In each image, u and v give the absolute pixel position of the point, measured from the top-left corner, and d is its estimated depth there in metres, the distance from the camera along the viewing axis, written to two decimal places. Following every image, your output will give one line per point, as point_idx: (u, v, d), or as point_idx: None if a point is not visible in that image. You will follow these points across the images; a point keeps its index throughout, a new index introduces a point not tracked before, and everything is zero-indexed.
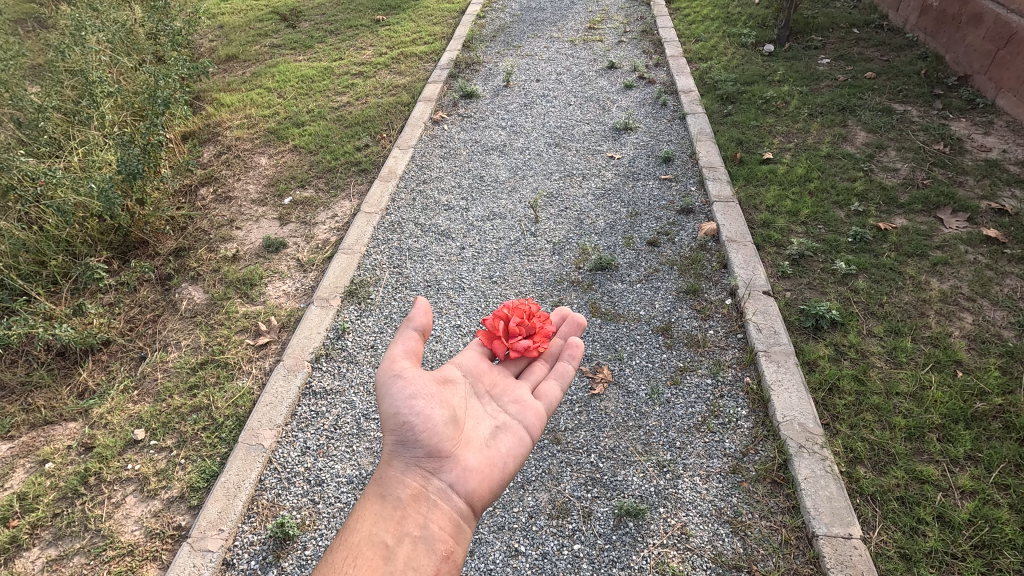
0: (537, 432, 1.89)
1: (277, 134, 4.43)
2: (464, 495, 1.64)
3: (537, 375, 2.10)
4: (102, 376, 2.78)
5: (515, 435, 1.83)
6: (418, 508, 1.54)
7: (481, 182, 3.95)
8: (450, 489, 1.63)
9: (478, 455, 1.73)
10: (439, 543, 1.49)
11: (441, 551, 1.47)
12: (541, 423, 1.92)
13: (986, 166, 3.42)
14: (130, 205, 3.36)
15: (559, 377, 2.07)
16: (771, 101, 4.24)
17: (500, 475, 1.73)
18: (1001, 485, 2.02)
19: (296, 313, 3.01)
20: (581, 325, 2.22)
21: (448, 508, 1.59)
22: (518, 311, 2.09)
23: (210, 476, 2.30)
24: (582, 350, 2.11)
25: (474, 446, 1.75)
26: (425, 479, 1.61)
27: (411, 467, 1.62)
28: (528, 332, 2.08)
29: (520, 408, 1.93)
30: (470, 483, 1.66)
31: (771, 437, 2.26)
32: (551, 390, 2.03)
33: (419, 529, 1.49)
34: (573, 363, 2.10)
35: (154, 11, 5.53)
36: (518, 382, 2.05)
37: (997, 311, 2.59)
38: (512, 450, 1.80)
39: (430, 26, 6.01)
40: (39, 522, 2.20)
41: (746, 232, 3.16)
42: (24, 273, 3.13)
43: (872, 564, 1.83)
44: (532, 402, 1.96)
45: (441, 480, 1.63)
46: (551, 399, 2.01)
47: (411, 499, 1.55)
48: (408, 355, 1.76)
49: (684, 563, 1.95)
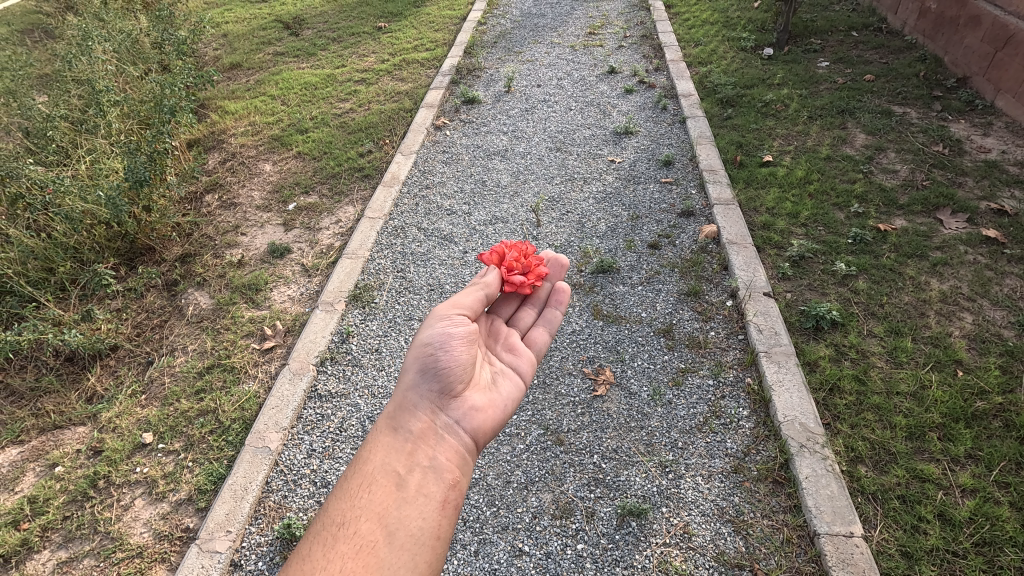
0: (530, 376, 1.97)
1: (280, 141, 4.48)
2: (470, 431, 1.68)
3: (525, 322, 2.16)
4: (111, 381, 2.81)
5: (513, 380, 1.89)
6: (428, 441, 1.58)
7: (483, 187, 3.99)
8: (456, 424, 1.66)
9: (483, 396, 1.77)
10: (447, 473, 1.54)
11: (449, 480, 1.53)
12: (533, 369, 1.99)
13: (985, 167, 3.44)
14: (137, 212, 3.42)
15: (547, 324, 2.16)
16: (770, 105, 4.28)
17: (501, 415, 1.78)
18: (1001, 484, 2.03)
19: (301, 318, 3.05)
20: (567, 266, 2.24)
21: (455, 441, 1.63)
22: (516, 248, 2.13)
23: (218, 479, 2.33)
24: (569, 297, 2.20)
25: (479, 386, 1.79)
26: (433, 414, 1.65)
27: (422, 401, 1.65)
28: (521, 270, 2.11)
29: (514, 356, 1.99)
30: (475, 421, 1.70)
31: (772, 437, 2.27)
32: (541, 337, 2.11)
33: (428, 460, 1.54)
34: (560, 310, 2.18)
35: (159, 21, 5.61)
36: (509, 329, 2.10)
37: (997, 311, 2.61)
38: (512, 393, 1.86)
39: (431, 33, 6.07)
40: (49, 525, 2.23)
41: (747, 234, 3.18)
42: (33, 280, 3.17)
43: (873, 563, 1.85)
44: (524, 350, 2.03)
45: (449, 416, 1.66)
46: (540, 345, 2.09)
47: (422, 432, 1.60)
48: (472, 307, 1.84)
49: (687, 562, 1.96)
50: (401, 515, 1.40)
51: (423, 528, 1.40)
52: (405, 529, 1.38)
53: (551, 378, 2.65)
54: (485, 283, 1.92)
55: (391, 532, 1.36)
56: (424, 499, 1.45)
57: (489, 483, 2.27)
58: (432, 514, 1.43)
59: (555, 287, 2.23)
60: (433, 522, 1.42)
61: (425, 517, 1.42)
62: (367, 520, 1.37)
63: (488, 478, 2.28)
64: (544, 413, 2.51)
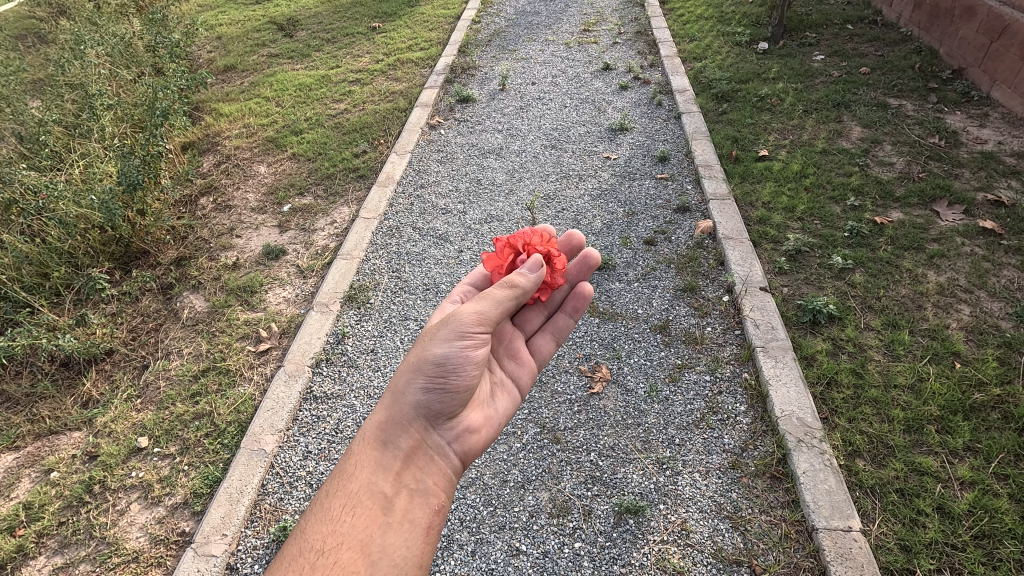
0: (527, 390, 2.03)
1: (275, 142, 4.46)
2: (459, 453, 1.72)
3: (532, 325, 2.17)
4: (106, 386, 2.80)
5: (509, 396, 1.94)
6: (417, 462, 1.61)
7: (478, 185, 3.97)
8: (447, 447, 1.69)
9: (477, 415, 1.80)
10: (432, 498, 1.58)
11: (434, 505, 1.57)
12: (531, 380, 2.06)
13: (982, 158, 3.42)
14: (132, 216, 3.40)
15: (554, 333, 2.17)
16: (766, 99, 4.26)
17: (491, 435, 1.83)
18: (1000, 475, 2.02)
19: (296, 319, 3.03)
20: (596, 266, 2.18)
21: (442, 464, 1.66)
22: (533, 248, 2.02)
23: (213, 482, 2.32)
24: (587, 305, 2.17)
25: (476, 404, 1.82)
26: (426, 433, 1.66)
27: (417, 418, 1.65)
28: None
29: (515, 365, 2.04)
30: (466, 443, 1.75)
31: (770, 432, 2.26)
32: (546, 345, 2.14)
33: (416, 483, 1.57)
34: (573, 319, 2.18)
35: (152, 23, 5.58)
36: (516, 331, 2.11)
37: (995, 302, 2.60)
38: (505, 410, 1.91)
39: (425, 32, 6.05)
40: (44, 530, 2.22)
41: (743, 229, 3.16)
42: (27, 285, 3.15)
43: (872, 557, 1.84)
44: (527, 359, 2.07)
45: (441, 437, 1.69)
46: (544, 354, 2.13)
47: (411, 452, 1.61)
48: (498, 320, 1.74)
49: (685, 560, 1.95)
50: (386, 543, 1.42)
51: (406, 557, 1.43)
52: (388, 558, 1.40)
53: (547, 377, 2.63)
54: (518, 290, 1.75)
55: (374, 561, 1.37)
56: (409, 526, 1.48)
57: (485, 483, 2.26)
58: (416, 542, 1.47)
59: (577, 287, 2.19)
60: (417, 550, 1.46)
61: (409, 545, 1.45)
62: (350, 548, 1.37)
63: (485, 477, 2.27)
64: (540, 411, 2.50)
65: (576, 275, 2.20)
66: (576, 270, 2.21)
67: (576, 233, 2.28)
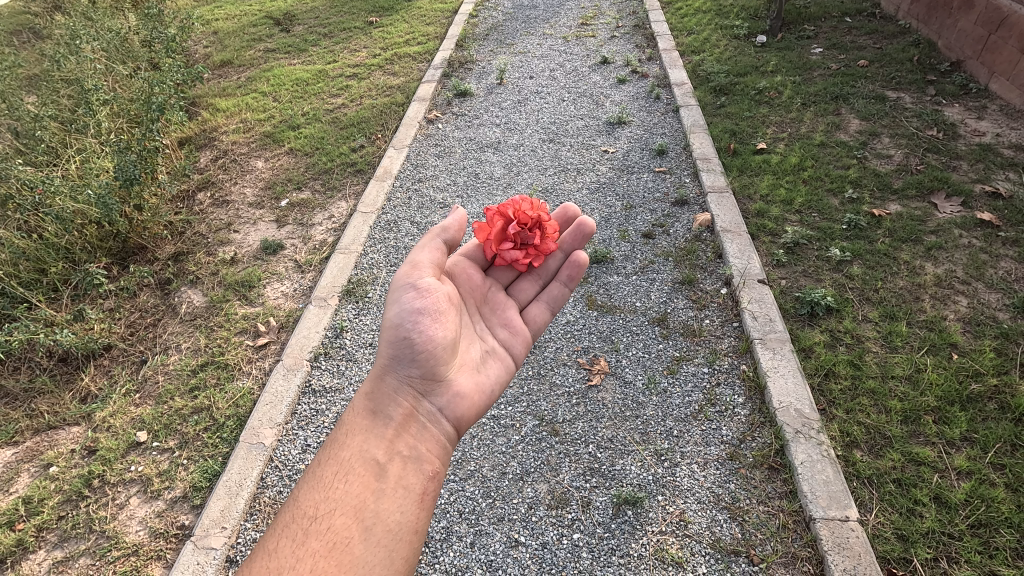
0: (521, 359, 2.00)
1: (273, 137, 4.45)
2: (453, 419, 1.72)
3: (526, 295, 2.17)
4: (104, 381, 2.80)
5: (503, 362, 1.92)
6: (409, 429, 1.61)
7: (476, 179, 3.97)
8: (439, 413, 1.70)
9: (469, 380, 1.79)
10: (427, 464, 1.58)
11: (429, 471, 1.57)
12: (526, 350, 2.03)
13: (980, 150, 3.42)
14: (128, 211, 3.39)
15: (549, 302, 2.15)
16: (764, 92, 4.24)
17: (486, 400, 1.81)
18: (996, 466, 2.03)
19: (294, 314, 3.03)
20: (591, 234, 2.17)
21: (435, 431, 1.67)
22: (522, 215, 2.06)
23: (212, 476, 2.32)
24: (583, 273, 2.15)
25: (467, 370, 1.81)
26: (416, 400, 1.67)
27: (403, 386, 1.67)
28: (524, 243, 2.07)
29: (508, 334, 2.02)
30: (459, 409, 1.74)
31: (768, 423, 2.27)
32: (540, 315, 2.12)
33: (409, 449, 1.57)
34: (568, 288, 2.16)
35: (148, 18, 5.55)
36: (508, 301, 2.11)
37: (992, 293, 2.60)
38: (499, 376, 1.89)
39: (423, 26, 6.02)
40: (44, 524, 2.23)
41: (741, 222, 3.17)
42: (24, 281, 3.14)
43: (869, 546, 1.85)
44: (521, 328, 2.05)
45: (432, 403, 1.69)
46: (538, 323, 2.11)
47: (401, 420, 1.62)
48: (432, 263, 1.81)
49: (683, 550, 1.96)
50: (379, 509, 1.43)
51: (401, 523, 1.44)
52: (382, 524, 1.41)
53: (545, 369, 2.64)
54: (445, 232, 1.88)
55: (367, 527, 1.39)
56: (404, 491, 1.49)
57: (484, 475, 2.26)
58: (411, 508, 1.47)
59: (572, 255, 2.17)
60: (412, 516, 1.46)
61: (404, 511, 1.46)
62: (342, 514, 1.39)
63: (484, 469, 2.28)
64: (539, 404, 2.50)
65: (570, 243, 2.20)
66: (570, 239, 2.20)
67: (571, 205, 2.27)
